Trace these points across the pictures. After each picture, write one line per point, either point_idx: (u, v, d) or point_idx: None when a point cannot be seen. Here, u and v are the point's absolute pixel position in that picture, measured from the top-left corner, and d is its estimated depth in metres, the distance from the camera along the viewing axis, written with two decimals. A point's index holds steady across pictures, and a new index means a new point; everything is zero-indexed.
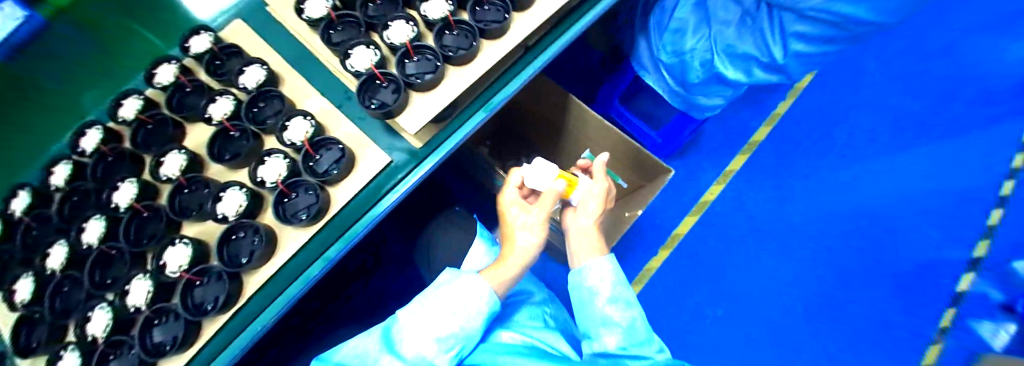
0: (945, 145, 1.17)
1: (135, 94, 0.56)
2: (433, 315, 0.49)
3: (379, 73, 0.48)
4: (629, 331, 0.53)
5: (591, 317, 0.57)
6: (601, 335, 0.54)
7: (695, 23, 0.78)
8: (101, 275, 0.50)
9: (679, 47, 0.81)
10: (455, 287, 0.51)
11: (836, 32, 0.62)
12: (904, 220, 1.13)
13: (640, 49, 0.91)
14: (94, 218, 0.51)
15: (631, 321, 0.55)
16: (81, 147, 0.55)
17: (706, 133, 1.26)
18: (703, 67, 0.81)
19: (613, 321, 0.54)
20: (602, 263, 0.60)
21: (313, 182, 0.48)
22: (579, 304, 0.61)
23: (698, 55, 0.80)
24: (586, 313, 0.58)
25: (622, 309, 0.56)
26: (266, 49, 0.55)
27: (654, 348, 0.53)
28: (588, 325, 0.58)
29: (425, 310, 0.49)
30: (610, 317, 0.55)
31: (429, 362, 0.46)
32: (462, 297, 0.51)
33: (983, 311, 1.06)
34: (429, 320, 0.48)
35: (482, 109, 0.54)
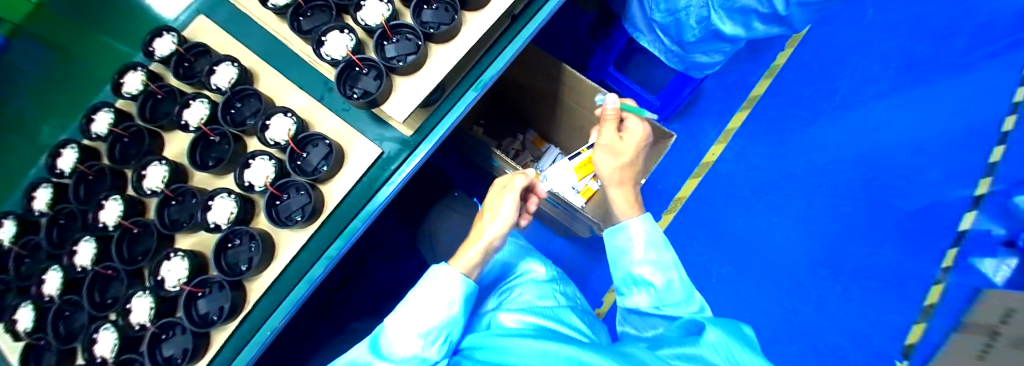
0: (947, 83, 1.15)
1: (105, 108, 0.54)
2: (418, 308, 0.47)
3: (357, 59, 0.45)
4: (660, 293, 0.51)
5: (626, 273, 0.56)
6: (632, 293, 0.55)
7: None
8: (100, 296, 0.49)
9: (673, 5, 0.77)
10: (433, 283, 0.49)
11: None
12: (908, 163, 1.11)
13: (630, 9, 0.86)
14: (83, 239, 0.50)
15: (667, 282, 0.52)
16: (58, 168, 0.53)
17: (704, 92, 1.23)
18: (699, 24, 0.77)
19: (645, 281, 0.53)
20: (636, 223, 0.58)
21: (303, 182, 0.46)
22: (615, 259, 0.59)
23: (693, 11, 0.75)
24: (620, 268, 0.58)
25: (657, 271, 0.53)
26: (237, 45, 0.52)
27: (691, 309, 0.50)
28: (620, 282, 0.58)
29: (411, 305, 0.47)
30: (641, 276, 0.54)
31: (417, 358, 0.44)
32: (442, 287, 0.49)
33: (984, 249, 1.05)
34: (415, 315, 0.46)
35: (473, 87, 0.51)
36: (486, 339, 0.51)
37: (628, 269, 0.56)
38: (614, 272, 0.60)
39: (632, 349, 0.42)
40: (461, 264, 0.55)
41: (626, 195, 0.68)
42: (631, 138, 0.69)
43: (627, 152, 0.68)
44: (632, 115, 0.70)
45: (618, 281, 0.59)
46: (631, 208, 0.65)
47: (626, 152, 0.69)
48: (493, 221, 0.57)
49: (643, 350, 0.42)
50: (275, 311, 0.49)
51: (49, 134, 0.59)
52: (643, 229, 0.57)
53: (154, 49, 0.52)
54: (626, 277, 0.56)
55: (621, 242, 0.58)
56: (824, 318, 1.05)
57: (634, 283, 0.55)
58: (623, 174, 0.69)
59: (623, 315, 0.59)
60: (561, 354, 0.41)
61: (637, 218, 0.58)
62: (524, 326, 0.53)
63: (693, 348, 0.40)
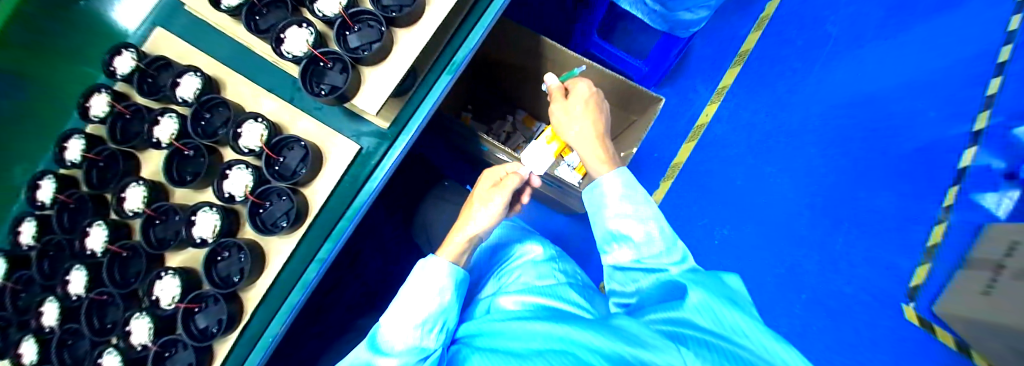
0: (941, 17, 1.11)
1: (76, 135, 0.52)
2: (410, 300, 0.47)
3: (320, 53, 0.44)
4: (640, 246, 0.51)
5: (607, 232, 0.56)
6: (614, 250, 0.55)
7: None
8: (100, 321, 0.50)
9: None
10: (421, 275, 0.50)
11: None
12: (906, 104, 1.09)
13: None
14: (74, 268, 0.50)
15: (646, 234, 0.51)
16: (39, 200, 0.52)
17: (692, 54, 1.20)
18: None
19: (626, 237, 0.52)
20: (613, 177, 0.57)
21: (283, 187, 0.45)
22: (596, 219, 0.58)
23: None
24: (601, 226, 0.57)
25: (635, 224, 0.52)
26: (197, 54, 0.50)
27: (673, 259, 0.49)
28: (601, 242, 0.58)
29: (402, 302, 0.48)
30: (621, 232, 0.53)
31: (416, 350, 0.44)
32: (431, 276, 0.50)
33: (986, 183, 1.03)
34: (406, 309, 0.47)
35: (445, 71, 0.49)
36: (485, 323, 0.52)
37: (607, 226, 0.55)
38: (597, 232, 0.59)
39: (620, 320, 0.43)
40: (446, 254, 0.55)
41: (598, 149, 0.63)
42: (583, 100, 0.66)
43: (585, 111, 0.65)
44: (575, 80, 0.68)
45: (599, 240, 0.58)
46: (603, 160, 0.62)
47: (578, 113, 0.65)
48: (485, 207, 0.58)
49: (630, 320, 0.42)
50: (274, 317, 0.49)
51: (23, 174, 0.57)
52: (617, 182, 0.56)
53: (115, 68, 0.51)
54: (606, 235, 0.56)
55: (597, 199, 0.58)
56: (829, 268, 1.05)
57: (615, 240, 0.54)
58: (586, 130, 0.65)
59: (608, 273, 0.57)
60: (554, 334, 0.41)
61: (614, 173, 0.58)
62: (524, 306, 0.54)
63: (677, 312, 0.40)
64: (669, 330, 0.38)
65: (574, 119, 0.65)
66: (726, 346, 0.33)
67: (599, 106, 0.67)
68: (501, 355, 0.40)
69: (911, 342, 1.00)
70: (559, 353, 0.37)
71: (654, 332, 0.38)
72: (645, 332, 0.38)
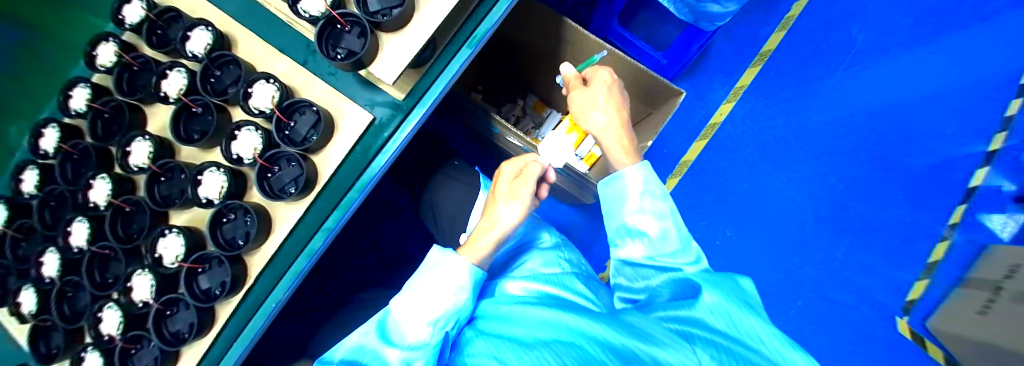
0: (977, 28, 1.07)
1: (82, 83, 0.51)
2: (427, 296, 0.46)
3: (337, 15, 0.41)
4: (655, 243, 0.50)
5: (620, 224, 0.55)
6: (626, 244, 0.54)
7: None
8: (101, 276, 0.49)
9: None
10: (439, 269, 0.48)
11: None
12: (925, 117, 1.07)
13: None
14: (77, 220, 0.49)
15: (662, 231, 0.50)
16: (43, 149, 0.51)
17: (713, 50, 1.17)
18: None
19: (640, 232, 0.51)
20: (635, 170, 0.54)
21: (292, 153, 0.44)
22: (609, 209, 0.57)
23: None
24: (614, 220, 0.56)
25: (653, 221, 0.51)
26: (208, 7, 0.48)
27: (687, 259, 0.49)
28: (612, 234, 0.57)
29: (417, 293, 0.47)
30: (636, 227, 0.52)
31: (428, 347, 0.44)
32: (451, 273, 0.48)
33: (995, 204, 1.01)
34: (421, 303, 0.46)
35: (466, 45, 0.48)
36: (490, 306, 0.52)
37: (622, 220, 0.54)
38: (608, 223, 0.58)
39: (629, 316, 0.42)
40: (473, 254, 0.53)
41: (621, 139, 0.62)
42: (608, 89, 0.64)
43: (610, 101, 0.63)
44: (598, 68, 0.66)
45: (611, 233, 0.57)
46: (625, 150, 0.61)
47: (602, 102, 0.63)
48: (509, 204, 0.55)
49: (639, 316, 0.42)
50: (278, 285, 0.48)
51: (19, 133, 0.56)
52: (638, 175, 0.54)
53: (124, 17, 0.49)
54: (620, 228, 0.55)
55: (616, 191, 0.56)
56: (829, 276, 1.05)
57: (628, 234, 0.53)
58: (610, 120, 0.62)
59: (615, 267, 0.57)
60: (562, 324, 0.40)
61: (634, 166, 0.55)
62: (530, 293, 0.54)
63: (689, 311, 0.39)
64: (680, 329, 0.37)
65: (597, 108, 0.63)
66: (739, 349, 0.33)
67: (620, 94, 0.65)
68: (506, 342, 0.39)
69: (902, 356, 1.01)
70: (568, 345, 0.36)
71: (665, 330, 0.37)
72: (656, 329, 0.38)
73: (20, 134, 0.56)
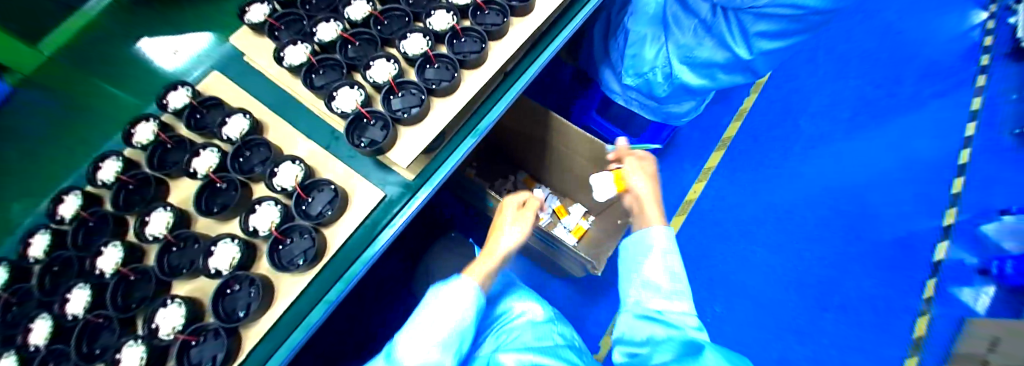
0: (900, 122, 1.26)
1: (113, 156, 0.55)
2: (434, 321, 0.47)
3: (366, 111, 0.49)
4: (665, 300, 0.51)
5: (635, 276, 0.57)
6: (638, 296, 0.55)
7: (649, 38, 0.83)
8: (89, 346, 0.48)
9: (639, 69, 0.87)
10: (446, 296, 0.49)
11: (795, 26, 0.62)
12: (878, 197, 1.19)
13: (605, 77, 0.98)
14: (78, 287, 0.50)
15: (674, 290, 0.52)
16: (60, 215, 0.54)
17: (681, 135, 1.31)
18: (666, 81, 0.85)
19: (654, 285, 0.53)
20: (662, 230, 0.57)
21: (307, 226, 0.48)
22: (629, 261, 0.59)
23: (658, 71, 0.84)
24: (631, 272, 0.58)
25: (668, 279, 0.53)
26: (248, 99, 0.56)
27: (694, 324, 0.49)
28: (626, 287, 0.58)
29: (425, 320, 0.47)
30: (651, 281, 0.54)
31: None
32: (457, 299, 0.49)
33: (962, 277, 1.11)
34: (429, 327, 0.46)
35: (470, 135, 0.55)
36: None
37: (639, 271, 0.56)
38: (623, 276, 0.60)
39: None
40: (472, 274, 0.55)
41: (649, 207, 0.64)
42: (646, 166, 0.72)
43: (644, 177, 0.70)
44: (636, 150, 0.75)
45: (626, 284, 0.58)
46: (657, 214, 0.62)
47: (641, 176, 0.70)
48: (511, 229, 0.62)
49: None
50: (270, 358, 0.47)
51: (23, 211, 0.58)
52: (663, 235, 0.57)
53: (167, 102, 0.56)
54: (636, 281, 0.56)
55: (638, 244, 0.58)
56: (821, 352, 1.06)
57: (642, 286, 0.55)
58: (646, 189, 0.67)
59: (621, 320, 0.56)
60: None
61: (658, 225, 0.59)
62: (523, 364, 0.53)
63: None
64: None
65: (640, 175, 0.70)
66: None
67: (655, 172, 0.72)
68: None
69: None
70: None
71: None
72: None
73: (24, 211, 0.58)
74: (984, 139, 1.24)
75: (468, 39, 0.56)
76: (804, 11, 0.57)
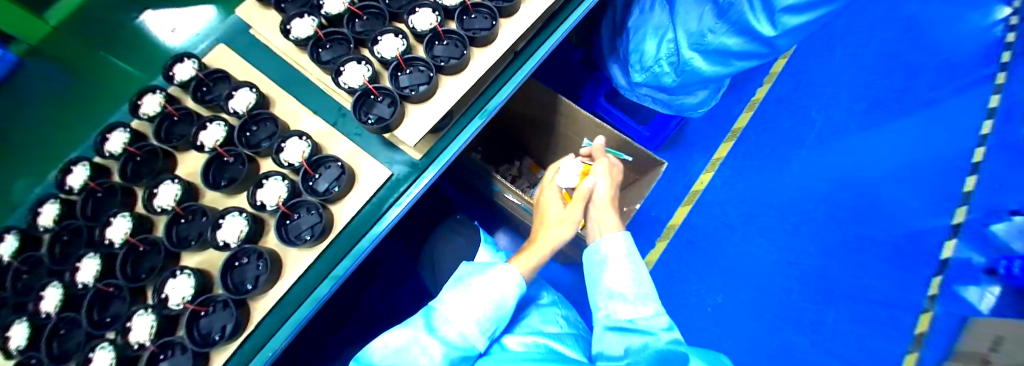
0: (918, 117, 1.22)
1: (121, 128, 0.55)
2: (468, 299, 0.49)
3: (373, 87, 0.49)
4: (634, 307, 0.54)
5: (603, 286, 0.58)
6: (609, 307, 0.56)
7: (653, 29, 0.82)
8: (99, 314, 0.50)
9: (645, 62, 0.85)
10: (483, 282, 0.51)
11: None
12: (889, 193, 1.17)
13: (613, 72, 0.98)
14: (87, 256, 0.51)
15: (640, 296, 0.55)
16: (69, 185, 0.54)
17: (691, 124, 1.28)
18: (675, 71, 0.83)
19: (622, 292, 0.55)
20: (619, 237, 0.60)
21: (314, 202, 0.48)
22: (595, 272, 0.61)
23: (663, 62, 0.82)
24: (597, 284, 0.59)
25: (634, 286, 0.56)
26: (254, 73, 0.55)
27: (663, 325, 0.51)
28: (594, 299, 0.60)
29: (454, 308, 0.49)
30: (619, 291, 0.56)
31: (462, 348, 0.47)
32: (496, 286, 0.51)
33: (968, 276, 1.11)
34: (462, 311, 0.49)
35: (478, 116, 0.54)
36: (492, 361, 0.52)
37: (605, 284, 0.57)
38: (591, 290, 0.61)
39: None
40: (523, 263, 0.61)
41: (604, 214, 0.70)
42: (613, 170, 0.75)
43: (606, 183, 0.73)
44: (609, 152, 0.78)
45: (594, 297, 0.60)
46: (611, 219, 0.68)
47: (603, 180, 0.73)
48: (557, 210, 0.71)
49: None
50: (280, 329, 0.49)
51: (25, 189, 0.59)
52: (622, 243, 0.60)
53: (174, 73, 0.55)
54: (603, 293, 0.57)
55: (599, 258, 0.60)
56: (820, 345, 1.06)
57: (610, 296, 0.56)
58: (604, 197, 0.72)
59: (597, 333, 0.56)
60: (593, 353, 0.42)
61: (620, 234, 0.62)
62: (536, 348, 0.55)
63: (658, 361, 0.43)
64: None
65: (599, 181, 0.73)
66: None
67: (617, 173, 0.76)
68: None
69: None
70: None
71: None
72: None
73: (26, 187, 0.59)
74: (1000, 137, 1.22)
75: (478, 15, 0.54)
76: None
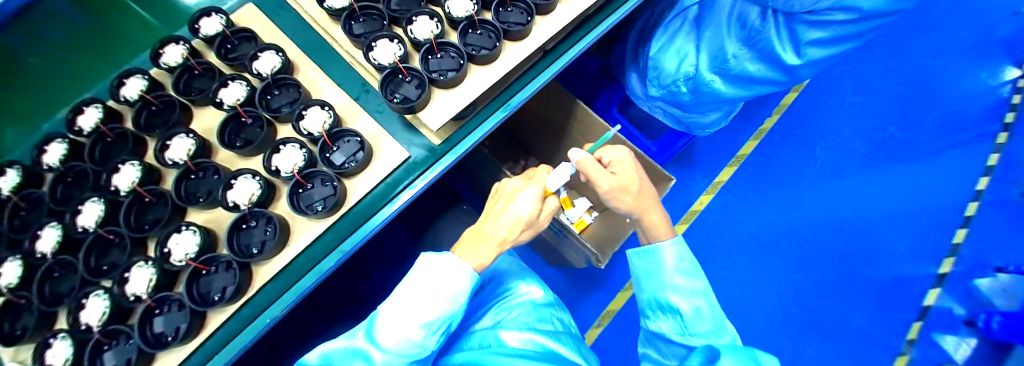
0: (921, 164, 1.24)
1: (138, 74, 0.54)
2: (417, 298, 0.44)
3: (403, 67, 0.49)
4: (688, 321, 0.49)
5: (653, 296, 0.55)
6: (657, 317, 0.54)
7: (674, 50, 0.82)
8: (97, 261, 0.49)
9: (662, 81, 0.87)
10: (432, 271, 0.46)
11: (849, 29, 0.60)
12: (882, 236, 1.19)
13: (631, 81, 0.98)
14: (90, 200, 0.50)
15: (696, 310, 0.50)
16: (79, 126, 0.53)
17: (700, 144, 1.28)
18: (692, 91, 0.83)
19: (673, 303, 0.51)
20: (671, 247, 0.55)
21: (330, 174, 0.48)
22: (645, 283, 0.57)
23: (681, 83, 0.83)
24: (648, 291, 0.56)
25: (687, 297, 0.51)
26: (281, 36, 0.54)
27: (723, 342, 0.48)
28: (646, 304, 0.56)
29: (407, 295, 0.44)
30: (672, 302, 0.51)
31: (416, 346, 0.42)
32: (446, 276, 0.46)
33: (947, 325, 1.14)
34: (411, 304, 0.44)
35: (501, 109, 0.54)
36: (491, 360, 0.55)
37: (657, 293, 0.54)
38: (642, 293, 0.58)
39: None
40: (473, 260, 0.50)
41: (625, 199, 0.63)
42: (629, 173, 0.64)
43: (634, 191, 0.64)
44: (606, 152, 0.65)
45: (645, 303, 0.57)
46: (649, 212, 0.63)
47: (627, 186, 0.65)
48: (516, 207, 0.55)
49: None
50: (280, 298, 0.48)
51: (17, 137, 0.56)
52: (674, 252, 0.55)
53: (200, 27, 0.55)
54: (655, 302, 0.54)
55: (650, 264, 0.56)
56: None
57: (660, 307, 0.53)
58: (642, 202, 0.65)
59: (647, 336, 0.58)
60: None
61: (668, 242, 0.56)
62: (528, 345, 0.57)
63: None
64: None
65: (624, 169, 0.63)
66: None
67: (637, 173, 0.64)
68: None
69: None
70: None
71: None
72: None
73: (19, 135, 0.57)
74: (994, 194, 1.24)
75: (515, 9, 0.54)
76: (863, 15, 0.57)
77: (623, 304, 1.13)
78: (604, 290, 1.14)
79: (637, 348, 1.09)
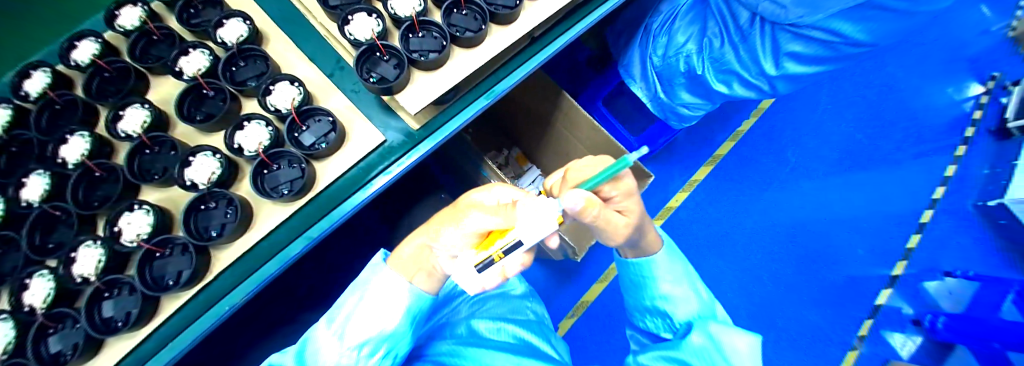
0: (885, 172, 1.30)
1: (90, 37, 0.49)
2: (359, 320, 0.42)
3: (381, 45, 0.46)
4: (680, 313, 0.50)
5: (642, 302, 0.54)
6: (648, 315, 0.55)
7: (683, 28, 0.79)
8: (41, 239, 0.45)
9: (671, 49, 0.79)
10: (373, 290, 0.43)
11: (828, 52, 0.65)
12: (843, 238, 1.25)
13: (631, 55, 0.88)
14: (35, 173, 0.46)
15: (686, 302, 0.50)
16: (24, 91, 0.48)
17: (680, 142, 1.30)
18: (688, 71, 0.79)
19: (667, 310, 0.51)
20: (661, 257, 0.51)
21: (298, 155, 0.45)
22: (634, 290, 0.55)
23: (678, 60, 0.78)
24: (636, 296, 0.56)
25: (677, 296, 0.51)
26: (249, 3, 0.50)
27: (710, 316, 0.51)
28: (636, 304, 0.57)
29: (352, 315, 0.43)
30: (663, 304, 0.51)
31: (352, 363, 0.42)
32: (385, 298, 0.43)
33: (896, 324, 1.21)
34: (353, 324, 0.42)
35: (484, 96, 0.52)
36: (466, 351, 0.54)
37: (646, 299, 0.53)
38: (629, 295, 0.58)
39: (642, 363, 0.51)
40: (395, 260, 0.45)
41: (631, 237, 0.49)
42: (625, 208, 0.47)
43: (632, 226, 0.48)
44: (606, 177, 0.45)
45: (634, 303, 0.57)
46: (649, 228, 0.51)
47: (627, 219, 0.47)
48: (458, 226, 0.42)
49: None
50: (244, 281, 0.46)
51: None
52: (663, 261, 0.51)
53: None
54: (643, 303, 0.54)
55: (638, 275, 0.53)
56: None
57: (649, 309, 0.54)
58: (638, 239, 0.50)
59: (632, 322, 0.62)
60: None
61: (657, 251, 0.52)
62: (502, 335, 0.59)
63: (678, 352, 0.47)
64: None
65: (630, 207, 0.48)
66: None
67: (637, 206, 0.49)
68: None
69: None
70: None
71: None
72: None
73: None
74: (948, 203, 1.31)
75: None
76: (841, 38, 0.61)
77: (596, 296, 1.15)
78: (579, 281, 1.16)
79: (607, 339, 1.11)
